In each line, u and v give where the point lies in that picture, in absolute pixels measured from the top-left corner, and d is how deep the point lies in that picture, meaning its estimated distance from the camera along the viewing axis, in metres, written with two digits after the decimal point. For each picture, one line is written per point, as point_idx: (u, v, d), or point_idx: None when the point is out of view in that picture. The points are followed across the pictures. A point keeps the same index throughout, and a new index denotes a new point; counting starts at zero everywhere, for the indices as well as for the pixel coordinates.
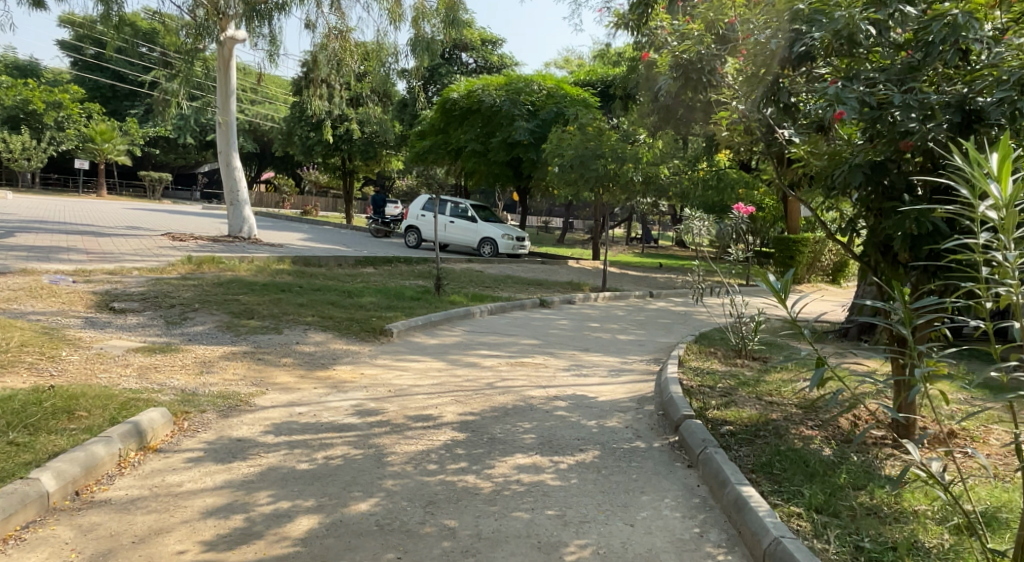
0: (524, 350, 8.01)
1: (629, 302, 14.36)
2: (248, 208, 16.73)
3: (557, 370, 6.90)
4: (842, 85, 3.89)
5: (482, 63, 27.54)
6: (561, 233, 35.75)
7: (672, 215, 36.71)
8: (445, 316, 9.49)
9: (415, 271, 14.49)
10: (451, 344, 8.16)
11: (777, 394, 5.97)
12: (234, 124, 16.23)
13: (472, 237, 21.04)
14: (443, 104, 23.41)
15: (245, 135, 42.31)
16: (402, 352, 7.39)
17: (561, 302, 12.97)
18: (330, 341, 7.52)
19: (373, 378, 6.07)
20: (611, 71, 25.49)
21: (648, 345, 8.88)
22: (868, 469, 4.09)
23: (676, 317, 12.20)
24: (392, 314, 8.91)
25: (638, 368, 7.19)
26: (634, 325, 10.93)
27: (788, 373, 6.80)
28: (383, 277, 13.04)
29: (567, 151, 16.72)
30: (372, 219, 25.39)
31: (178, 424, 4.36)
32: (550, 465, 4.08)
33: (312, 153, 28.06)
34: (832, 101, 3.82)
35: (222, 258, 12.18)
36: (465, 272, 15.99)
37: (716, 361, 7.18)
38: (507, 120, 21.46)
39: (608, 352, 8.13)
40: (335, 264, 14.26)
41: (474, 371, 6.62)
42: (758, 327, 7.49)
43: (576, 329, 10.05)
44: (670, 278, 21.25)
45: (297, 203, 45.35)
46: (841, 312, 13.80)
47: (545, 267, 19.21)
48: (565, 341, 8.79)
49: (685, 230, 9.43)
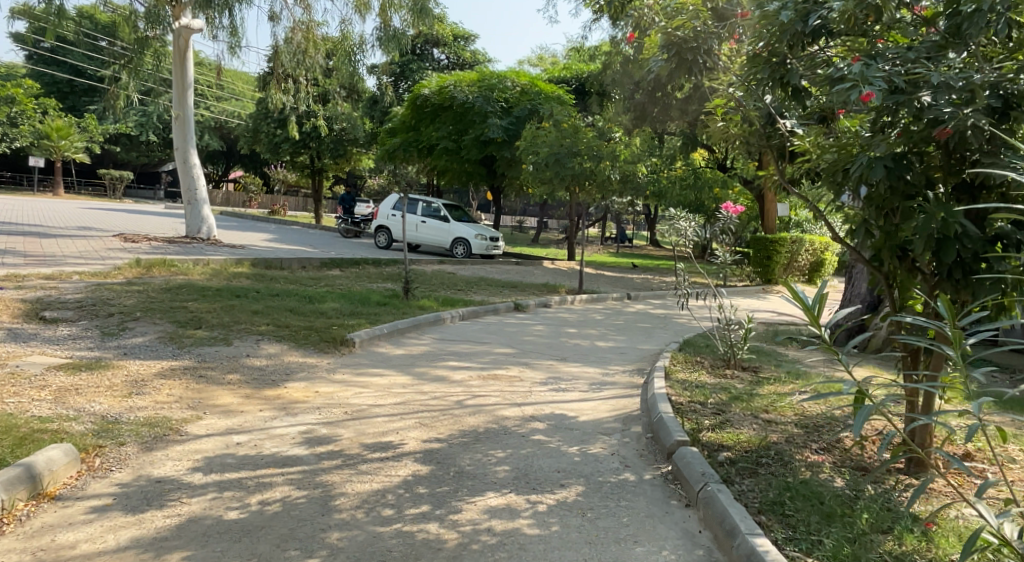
0: (497, 360, 7.42)
1: (607, 305, 13.85)
2: (207, 208, 15.90)
3: (533, 384, 6.32)
4: (867, 63, 3.40)
5: (454, 59, 26.88)
6: (535, 233, 35.25)
7: (647, 214, 36.41)
8: (414, 323, 8.87)
9: (383, 274, 13.83)
10: (419, 354, 7.54)
11: (774, 411, 5.46)
12: (190, 118, 15.41)
13: (444, 237, 20.39)
14: (414, 100, 22.73)
15: (211, 133, 41.15)
16: (363, 365, 6.76)
17: (537, 306, 12.40)
18: (284, 353, 6.86)
19: (329, 398, 5.43)
20: (585, 68, 25.00)
21: (629, 353, 8.34)
22: (889, 506, 3.58)
23: (657, 322, 11.69)
24: (355, 322, 8.26)
25: (621, 379, 6.64)
26: (613, 331, 10.39)
27: (782, 387, 6.30)
28: (349, 280, 12.37)
29: (542, 148, 16.11)
30: (341, 219, 24.63)
31: (87, 462, 3.75)
32: (526, 507, 3.50)
33: (279, 151, 27.19)
34: (857, 81, 3.33)
35: (174, 260, 11.42)
36: (437, 273, 15.35)
37: (704, 373, 6.65)
38: (480, 118, 20.88)
39: (587, 362, 7.58)
40: (298, 266, 13.55)
41: (442, 387, 6.01)
42: (748, 336, 6.99)
43: (552, 335, 9.48)
44: (647, 279, 20.82)
45: (265, 203, 44.26)
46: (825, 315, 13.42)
47: (520, 268, 18.66)
48: (541, 350, 8.22)
49: (672, 229, 8.84)
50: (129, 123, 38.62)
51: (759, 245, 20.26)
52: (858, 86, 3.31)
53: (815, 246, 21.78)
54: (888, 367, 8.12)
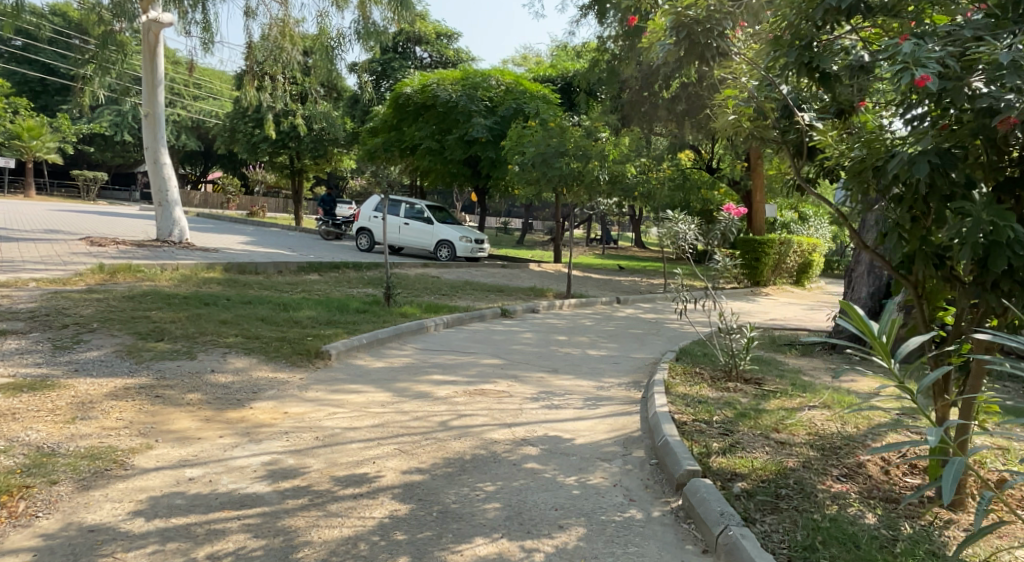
0: (484, 373, 6.93)
1: (596, 309, 13.41)
2: (180, 210, 15.27)
3: (523, 401, 5.84)
4: (917, 44, 3.10)
5: (437, 58, 26.27)
6: (520, 234, 34.77)
7: (633, 215, 36.06)
8: (395, 332, 8.37)
9: (364, 278, 13.30)
10: (400, 367, 7.03)
11: (786, 429, 5.02)
12: (161, 117, 14.78)
13: (427, 239, 19.87)
14: (396, 99, 22.15)
15: (188, 133, 40.26)
16: (339, 380, 6.26)
17: (525, 312, 11.93)
18: (252, 368, 6.33)
19: (300, 421, 4.93)
20: (571, 67, 24.56)
21: (623, 363, 7.89)
22: (934, 549, 3.14)
23: (650, 328, 11.27)
24: (332, 332, 7.74)
25: (617, 394, 6.18)
26: (605, 338, 9.95)
27: (789, 402, 5.87)
28: (327, 286, 11.82)
29: (528, 148, 15.60)
30: (321, 221, 24.03)
31: (9, 508, 3.24)
32: (520, 557, 3.03)
33: (257, 151, 26.50)
34: (908, 62, 3.05)
35: (141, 266, 10.83)
36: (420, 277, 14.85)
37: (705, 387, 6.21)
38: (464, 117, 20.39)
39: (580, 374, 7.11)
40: (274, 270, 12.99)
41: (425, 406, 5.52)
42: (750, 345, 6.56)
43: (541, 344, 9.01)
44: (635, 281, 20.42)
45: (243, 204, 43.41)
46: (820, 321, 13.04)
47: (506, 271, 18.21)
48: (530, 360, 7.75)
49: (672, 235, 8.52)
50: (104, 123, 37.68)
51: (747, 246, 19.87)
52: (911, 67, 3.02)
53: (803, 247, 21.50)
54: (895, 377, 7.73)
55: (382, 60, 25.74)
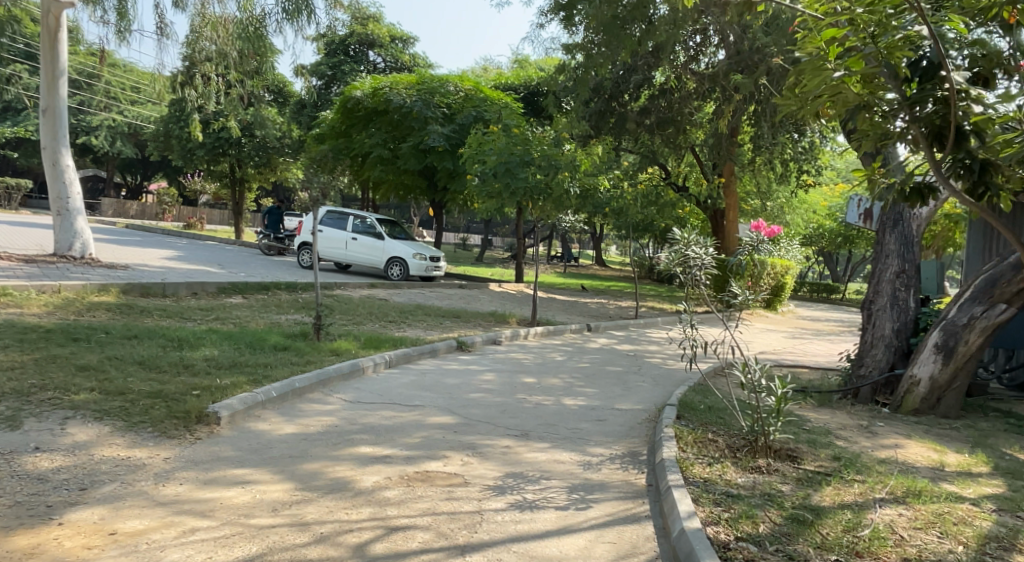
0: (430, 442, 5.18)
1: (566, 339, 11.79)
2: (83, 219, 13.12)
3: (484, 495, 4.10)
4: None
5: (391, 63, 24.31)
6: (479, 251, 33.06)
7: (593, 232, 34.75)
8: (319, 379, 6.54)
9: (297, 302, 11.46)
10: (316, 433, 5.24)
11: (872, 552, 3.45)
12: (63, 112, 12.71)
13: (377, 256, 18.01)
14: (344, 102, 20.24)
15: (125, 139, 37.73)
16: (222, 460, 4.43)
17: (484, 345, 10.21)
18: (97, 444, 4.46)
19: (129, 554, 3.10)
20: (534, 75, 23.05)
21: (609, 420, 6.21)
22: None
23: (631, 365, 9.70)
24: (233, 381, 5.91)
25: (612, 478, 4.49)
26: (581, 381, 8.25)
27: (848, 494, 4.30)
28: (250, 314, 9.93)
29: (489, 156, 14.01)
30: (262, 234, 21.94)
31: None
32: None
33: (193, 157, 24.33)
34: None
35: (9, 286, 8.75)
36: (365, 300, 13.07)
37: (729, 468, 4.61)
38: (419, 124, 18.77)
39: (556, 440, 5.39)
40: (187, 293, 11.03)
41: (338, 509, 3.75)
42: (783, 407, 4.92)
43: (505, 391, 7.27)
44: (601, 303, 18.93)
45: (181, 215, 40.75)
46: (817, 355, 11.58)
47: (464, 293, 16.59)
48: (492, 419, 6.00)
49: (678, 258, 6.60)
50: (30, 127, 34.91)
51: (720, 288, 16.83)
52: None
53: (777, 269, 20.32)
54: (947, 438, 6.25)
55: (331, 63, 23.84)
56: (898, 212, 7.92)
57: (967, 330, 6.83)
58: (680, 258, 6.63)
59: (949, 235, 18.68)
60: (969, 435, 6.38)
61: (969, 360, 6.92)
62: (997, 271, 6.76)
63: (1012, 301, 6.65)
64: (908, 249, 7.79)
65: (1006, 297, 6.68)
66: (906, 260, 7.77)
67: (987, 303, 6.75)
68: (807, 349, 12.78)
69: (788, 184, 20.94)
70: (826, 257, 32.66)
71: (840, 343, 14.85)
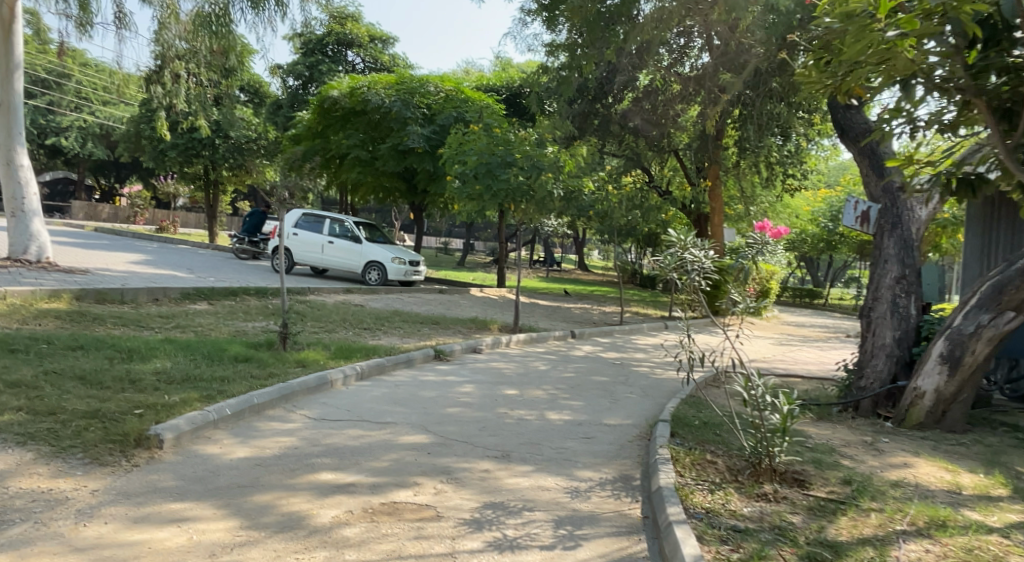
0: (401, 467, 4.66)
1: (549, 347, 11.31)
2: (40, 221, 12.41)
3: (459, 532, 3.59)
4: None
5: (370, 63, 23.72)
6: (461, 255, 32.51)
7: (576, 236, 34.39)
8: (281, 394, 6.00)
9: (266, 308, 10.88)
10: (273, 457, 4.71)
11: None
12: (19, 108, 12.05)
13: (354, 260, 17.41)
14: (321, 102, 19.65)
15: (96, 140, 36.71)
16: (160, 493, 3.89)
17: (464, 353, 9.71)
18: (15, 473, 3.90)
19: None
20: (516, 77, 22.62)
21: (598, 438, 5.72)
22: None
23: (617, 375, 9.24)
24: (184, 398, 5.37)
25: (603, 511, 3.98)
26: (566, 393, 7.76)
27: (866, 526, 3.85)
28: (214, 321, 9.36)
29: (470, 156, 13.57)
30: (236, 238, 21.29)
31: None
32: None
33: (165, 159, 23.62)
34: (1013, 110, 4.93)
35: None
36: (341, 306, 12.52)
37: (733, 496, 4.14)
38: (398, 124, 18.27)
39: (540, 463, 4.88)
40: (148, 299, 10.42)
41: (288, 556, 3.21)
42: (789, 426, 4.48)
43: (485, 405, 6.76)
44: (585, 309, 18.48)
45: (155, 219, 39.82)
46: (809, 364, 11.20)
47: (444, 298, 16.05)
48: (470, 438, 5.49)
49: (678, 266, 6.17)
50: None
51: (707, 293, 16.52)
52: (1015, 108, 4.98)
53: (763, 274, 19.99)
54: (957, 455, 5.85)
55: (308, 62, 23.17)
56: (896, 214, 7.62)
57: (973, 340, 6.42)
58: (678, 262, 6.19)
59: (936, 240, 18.42)
60: (980, 450, 5.99)
61: (975, 371, 6.53)
62: (1005, 276, 6.37)
63: (1021, 309, 6.30)
64: (908, 253, 7.45)
65: (1014, 305, 6.31)
66: (906, 265, 7.40)
67: (994, 311, 6.35)
68: (799, 357, 12.39)
69: (773, 188, 20.65)
70: (808, 263, 32.51)
71: (829, 350, 14.51)
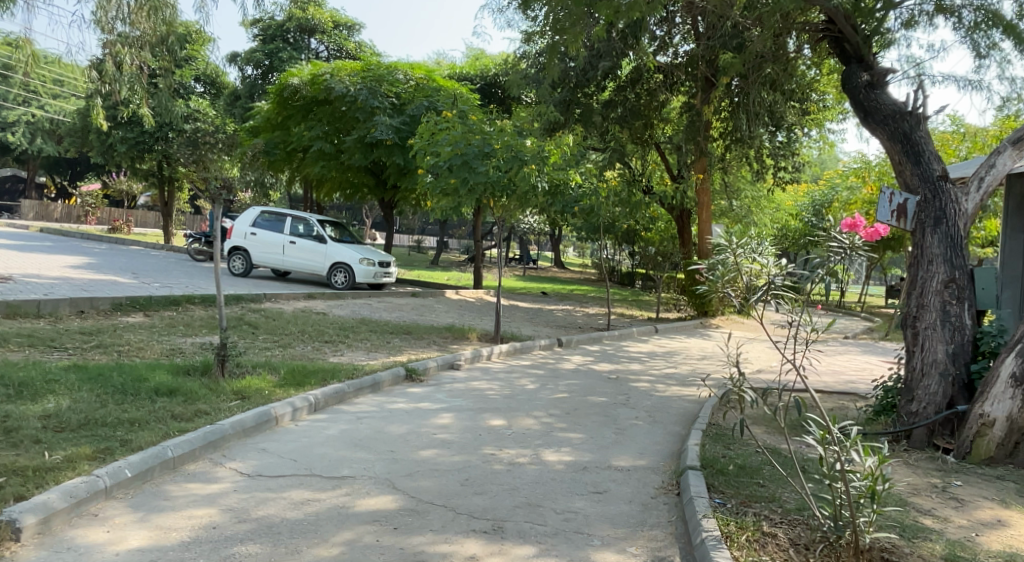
0: (356, 556, 3.39)
1: (535, 359, 10.08)
2: None
3: None
4: None
5: (335, 51, 22.39)
6: (436, 253, 31.22)
7: (552, 233, 33.36)
8: (206, 443, 4.70)
9: (211, 319, 9.51)
10: (180, 543, 3.45)
11: None
12: None
13: (319, 262, 16.01)
14: (281, 91, 18.22)
15: (45, 136, 34.91)
16: None
17: (439, 371, 8.44)
18: None
19: None
20: (491, 65, 21.37)
21: (612, 493, 4.49)
22: None
23: (618, 394, 8.03)
24: (68, 458, 4.06)
25: None
26: (563, 422, 6.50)
27: None
28: (144, 338, 7.96)
29: (443, 145, 12.16)
30: (191, 238, 19.77)
31: None
32: None
33: (115, 152, 21.94)
34: None
35: None
36: (299, 315, 11.15)
37: None
38: (364, 114, 16.83)
39: (543, 541, 3.66)
40: (70, 311, 9.02)
41: None
42: (880, 493, 3.33)
43: (466, 444, 5.49)
44: (567, 311, 17.29)
45: (109, 218, 37.94)
46: (826, 373, 10.08)
47: (418, 303, 14.72)
48: (451, 499, 4.23)
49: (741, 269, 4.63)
50: None
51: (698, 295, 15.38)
52: None
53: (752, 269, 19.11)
54: None
55: (267, 50, 21.73)
56: (939, 207, 6.48)
57: None
58: (735, 267, 4.65)
59: None
60: None
61: None
62: None
63: None
64: (956, 253, 6.31)
65: None
66: (955, 266, 6.27)
67: None
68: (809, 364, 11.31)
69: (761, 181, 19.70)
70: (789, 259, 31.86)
71: (834, 352, 13.48)
